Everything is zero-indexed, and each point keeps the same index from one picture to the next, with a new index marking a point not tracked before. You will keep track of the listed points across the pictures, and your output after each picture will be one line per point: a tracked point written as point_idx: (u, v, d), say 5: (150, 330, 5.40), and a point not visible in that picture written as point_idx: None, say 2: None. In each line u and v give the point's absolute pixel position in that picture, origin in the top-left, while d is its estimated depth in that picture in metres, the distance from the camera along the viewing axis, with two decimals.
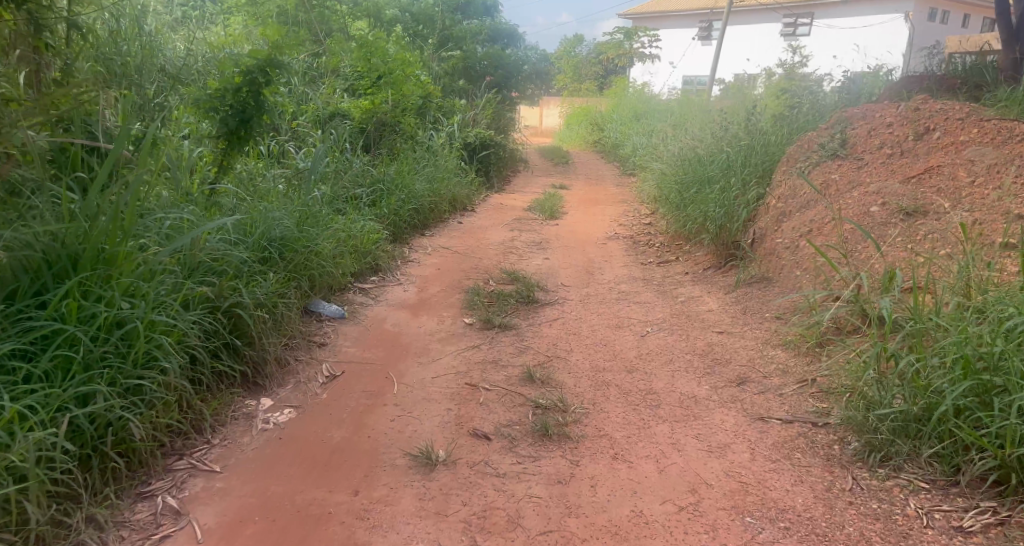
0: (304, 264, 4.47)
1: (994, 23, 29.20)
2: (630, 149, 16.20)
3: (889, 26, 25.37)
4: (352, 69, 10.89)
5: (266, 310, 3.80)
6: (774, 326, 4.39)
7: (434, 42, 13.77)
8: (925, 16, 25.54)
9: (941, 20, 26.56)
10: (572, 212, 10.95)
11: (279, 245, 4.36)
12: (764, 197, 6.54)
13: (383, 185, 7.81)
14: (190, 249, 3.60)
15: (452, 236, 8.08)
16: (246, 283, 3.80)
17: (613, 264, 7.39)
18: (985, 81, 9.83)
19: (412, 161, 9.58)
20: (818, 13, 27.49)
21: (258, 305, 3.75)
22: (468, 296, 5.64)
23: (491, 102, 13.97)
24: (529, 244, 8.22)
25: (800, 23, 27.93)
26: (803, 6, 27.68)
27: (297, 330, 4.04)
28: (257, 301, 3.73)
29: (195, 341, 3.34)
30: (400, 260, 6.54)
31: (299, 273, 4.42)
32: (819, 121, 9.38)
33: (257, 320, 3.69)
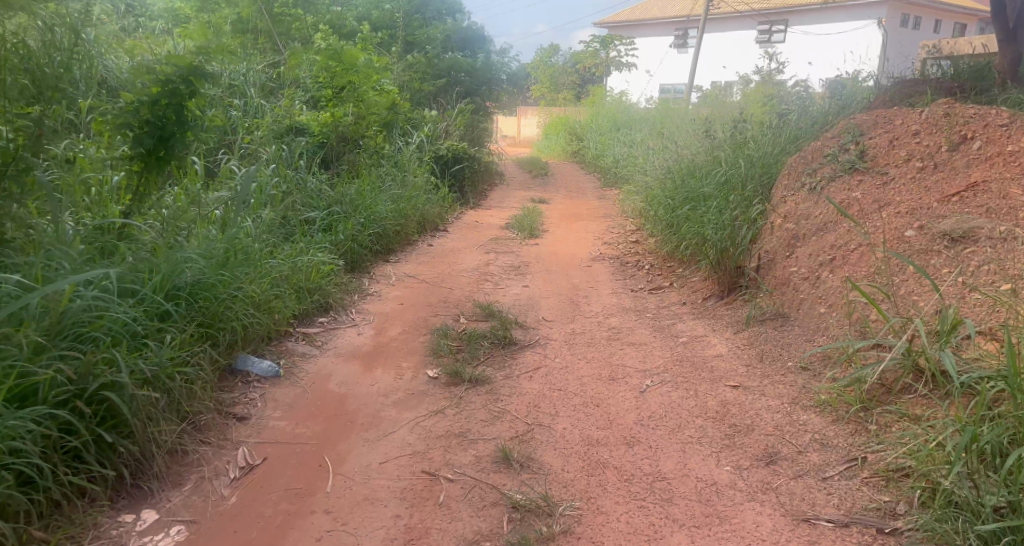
0: (227, 313, 3.67)
1: (967, 28, 29.02)
2: (611, 160, 15.47)
3: (864, 32, 25.05)
4: (311, 78, 10.07)
5: (156, 387, 3.04)
6: (800, 380, 3.62)
7: (401, 51, 13.02)
8: (899, 21, 25.26)
9: (916, 26, 26.28)
10: (552, 229, 10.21)
11: (191, 292, 3.56)
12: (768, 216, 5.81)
13: (341, 207, 7.00)
14: (39, 319, 2.86)
15: (420, 263, 7.27)
16: (130, 353, 3.04)
17: (600, 292, 6.62)
18: (981, 85, 9.24)
19: (377, 179, 8.77)
20: (793, 20, 27.10)
21: (143, 380, 3.00)
22: (434, 339, 4.83)
23: (463, 113, 13.19)
24: (507, 269, 7.42)
25: (775, 30, 27.50)
26: (778, 13, 27.30)
27: (206, 406, 3.27)
28: (140, 378, 2.97)
29: (27, 448, 2.58)
30: (358, 295, 5.72)
31: (218, 327, 3.62)
32: (814, 129, 8.71)
33: (140, 403, 2.92)
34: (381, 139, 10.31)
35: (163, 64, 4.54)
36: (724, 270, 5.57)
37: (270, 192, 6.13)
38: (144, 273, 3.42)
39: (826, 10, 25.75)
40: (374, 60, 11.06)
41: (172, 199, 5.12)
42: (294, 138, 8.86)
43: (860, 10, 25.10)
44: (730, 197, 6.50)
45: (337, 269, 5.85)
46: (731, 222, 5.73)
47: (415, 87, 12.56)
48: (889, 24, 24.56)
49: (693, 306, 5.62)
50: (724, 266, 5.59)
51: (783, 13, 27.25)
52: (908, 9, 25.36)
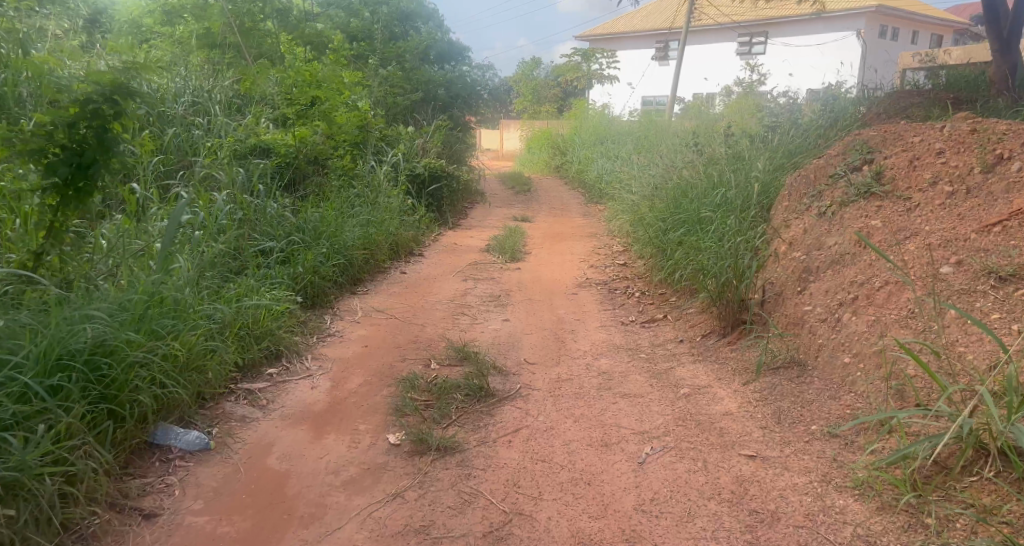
0: (136, 382, 3.12)
1: (945, 40, 28.93)
2: (595, 175, 14.97)
3: (842, 44, 24.86)
4: (277, 95, 9.47)
5: (11, 496, 2.54)
6: (829, 450, 3.06)
7: (375, 63, 12.43)
8: (878, 33, 25.09)
9: (893, 38, 26.12)
10: (535, 250, 9.63)
11: (87, 359, 3.02)
12: (772, 244, 5.28)
13: (302, 235, 6.39)
14: None
15: (390, 295, 6.66)
16: None
17: (587, 325, 6.03)
18: (976, 96, 8.85)
19: (346, 202, 8.18)
20: (772, 32, 26.87)
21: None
22: (399, 393, 4.23)
23: (440, 129, 12.63)
24: (486, 299, 6.83)
25: (756, 41, 27.28)
26: (758, 25, 27.07)
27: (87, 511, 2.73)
28: None
29: None
30: (315, 339, 5.11)
31: (123, 400, 3.07)
32: (809, 142, 8.21)
33: None
34: (351, 158, 9.74)
35: (83, 80, 3.92)
36: (725, 304, 4.94)
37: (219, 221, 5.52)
38: (25, 340, 2.92)
39: (806, 21, 25.55)
40: (345, 74, 10.49)
41: (104, 237, 4.52)
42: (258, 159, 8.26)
43: (841, 21, 24.93)
44: (728, 219, 5.94)
45: (292, 308, 5.25)
46: (733, 249, 5.11)
47: (389, 102, 12.00)
48: (868, 36, 24.42)
49: (692, 346, 5.00)
50: (727, 301, 4.95)
51: (762, 25, 26.97)
52: (886, 20, 25.20)
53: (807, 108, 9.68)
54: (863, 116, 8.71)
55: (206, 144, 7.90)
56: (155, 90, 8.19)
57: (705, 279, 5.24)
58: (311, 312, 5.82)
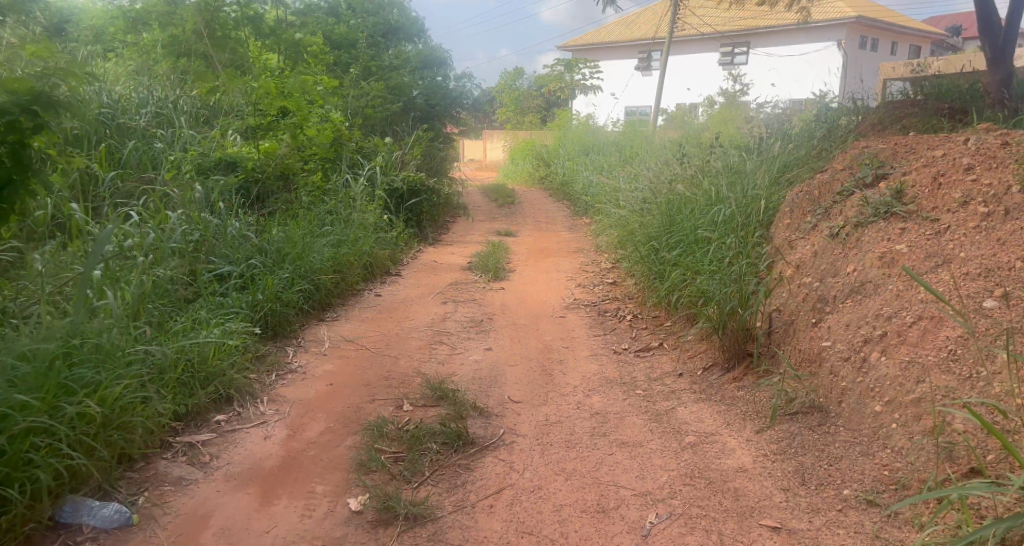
0: (27, 455, 2.78)
1: (927, 50, 28.76)
2: (580, 188, 14.51)
3: (824, 55, 24.63)
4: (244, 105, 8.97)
5: None
6: (868, 523, 2.72)
7: (354, 71, 11.89)
8: (860, 44, 24.87)
9: (875, 49, 25.91)
10: (519, 268, 9.16)
11: None
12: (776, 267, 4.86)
13: (263, 259, 5.90)
14: None
15: (362, 322, 6.15)
16: None
17: (577, 353, 5.54)
18: (973, 105, 8.43)
19: (316, 220, 7.67)
20: (754, 42, 26.62)
21: None
22: (365, 444, 3.73)
23: (419, 141, 12.14)
24: (466, 324, 6.34)
25: (738, 51, 27.06)
26: (741, 35, 26.83)
27: None
28: None
29: None
30: (273, 378, 4.59)
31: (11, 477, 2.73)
32: (805, 153, 7.78)
33: None
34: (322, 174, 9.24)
35: None
36: (730, 335, 4.47)
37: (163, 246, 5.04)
38: None
39: (789, 32, 25.33)
40: (319, 84, 9.99)
41: (33, 267, 4.04)
42: (224, 174, 7.76)
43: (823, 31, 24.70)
44: (726, 238, 5.50)
45: (249, 341, 4.74)
46: (736, 272, 4.65)
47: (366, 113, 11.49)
48: (849, 46, 24.23)
49: (694, 381, 4.52)
50: (731, 330, 4.47)
51: (745, 36, 26.71)
52: (868, 31, 25.00)
53: (798, 119, 9.28)
54: (859, 125, 8.31)
55: (167, 159, 7.40)
56: (115, 101, 7.68)
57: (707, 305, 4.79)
58: (273, 344, 5.30)
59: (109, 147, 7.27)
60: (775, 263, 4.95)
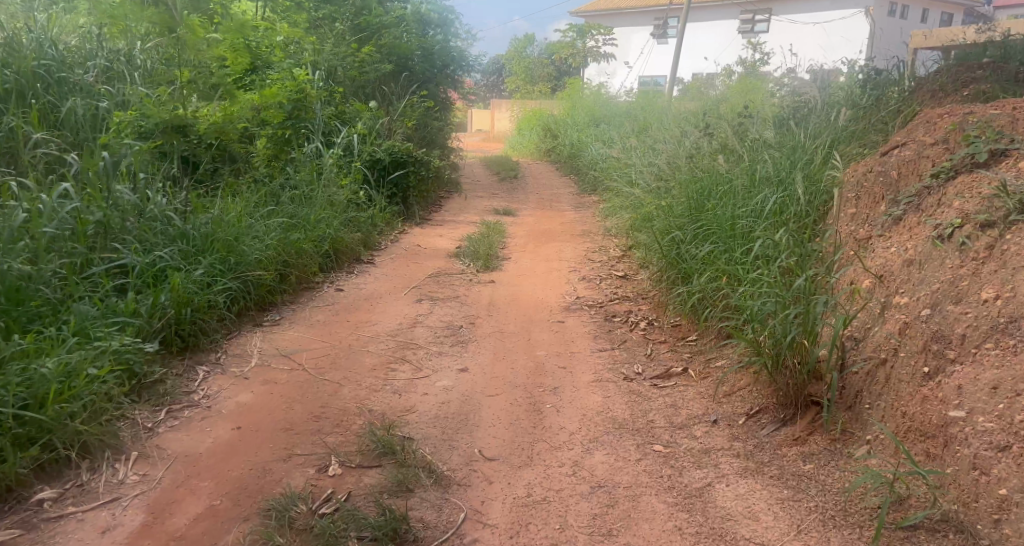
0: None
1: (961, 18, 26.88)
2: (588, 163, 13.19)
3: (850, 22, 22.98)
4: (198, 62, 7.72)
5: None
6: None
7: (344, 27, 10.54)
8: (887, 10, 23.18)
9: (903, 16, 24.17)
10: (515, 254, 7.94)
11: None
12: (845, 276, 3.64)
13: (179, 250, 4.68)
14: None
15: (310, 330, 4.91)
16: None
17: (576, 379, 4.28)
18: None
19: (267, 202, 6.42)
20: (776, 8, 24.97)
21: None
22: (251, 544, 2.60)
23: (411, 108, 10.85)
24: (441, 331, 5.12)
25: (759, 19, 25.45)
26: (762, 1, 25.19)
27: None
28: None
29: None
30: (145, 420, 3.31)
31: None
32: (853, 123, 6.49)
33: None
34: (290, 140, 7.87)
35: None
36: (788, 377, 3.20)
37: (25, 243, 3.99)
38: None
39: None
40: (275, 33, 8.67)
41: None
42: (167, 140, 6.43)
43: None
44: (777, 233, 4.23)
45: (136, 364, 3.58)
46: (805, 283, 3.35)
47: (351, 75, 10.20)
48: (877, 13, 22.68)
49: (735, 435, 3.26)
50: (792, 370, 3.20)
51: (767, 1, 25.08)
52: None
53: (839, 85, 7.97)
54: (915, 90, 7.00)
55: (97, 124, 6.26)
56: (57, 52, 6.52)
57: (756, 326, 3.49)
58: (179, 362, 4.08)
59: (42, 107, 6.01)
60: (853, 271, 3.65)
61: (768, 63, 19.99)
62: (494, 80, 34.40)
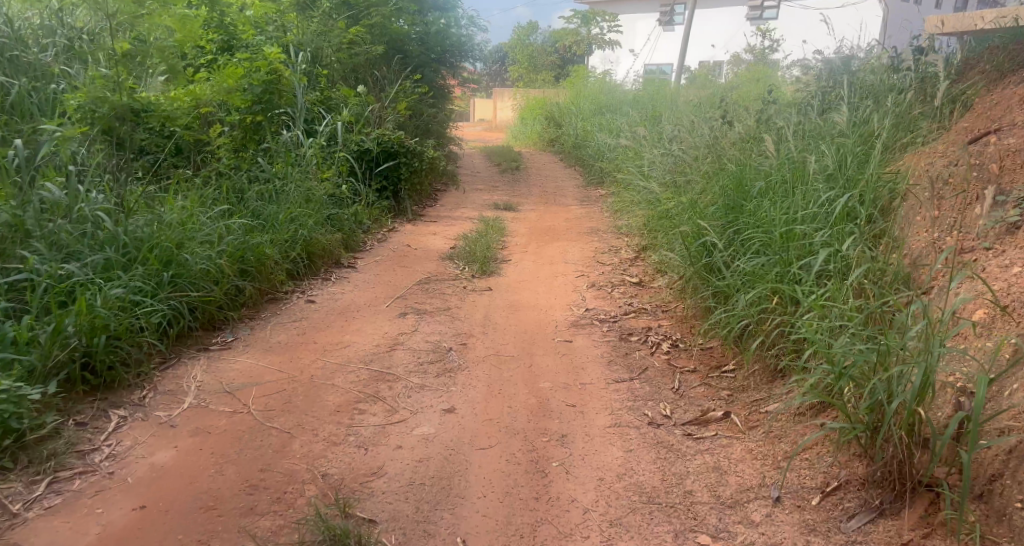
0: None
1: None
2: (595, 154, 12.26)
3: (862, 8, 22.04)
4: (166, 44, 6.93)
5: None
6: None
7: (331, 5, 9.66)
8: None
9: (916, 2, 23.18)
10: (516, 255, 7.09)
11: None
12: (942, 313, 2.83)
13: (107, 260, 3.78)
14: None
15: (268, 355, 4.06)
16: None
17: (589, 425, 3.43)
18: None
19: (228, 201, 5.53)
20: None
21: None
22: None
23: (404, 93, 9.98)
24: (425, 356, 4.28)
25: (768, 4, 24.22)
26: None
27: None
28: None
29: None
30: (12, 500, 2.60)
31: None
32: (903, 109, 5.65)
33: None
34: (267, 122, 6.89)
35: None
36: (894, 451, 2.54)
37: None
38: None
39: None
40: (250, 9, 7.78)
41: None
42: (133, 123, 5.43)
43: None
44: (846, 247, 3.40)
45: (16, 415, 2.76)
46: (928, 320, 2.59)
47: (339, 57, 9.34)
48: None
49: (809, 526, 2.59)
50: (899, 442, 2.53)
51: None
52: None
53: (878, 66, 7.07)
54: (969, 67, 6.12)
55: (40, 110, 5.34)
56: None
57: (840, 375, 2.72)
58: (87, 406, 3.19)
59: None
60: (965, 310, 2.92)
61: (778, 50, 18.99)
62: (497, 68, 33.44)
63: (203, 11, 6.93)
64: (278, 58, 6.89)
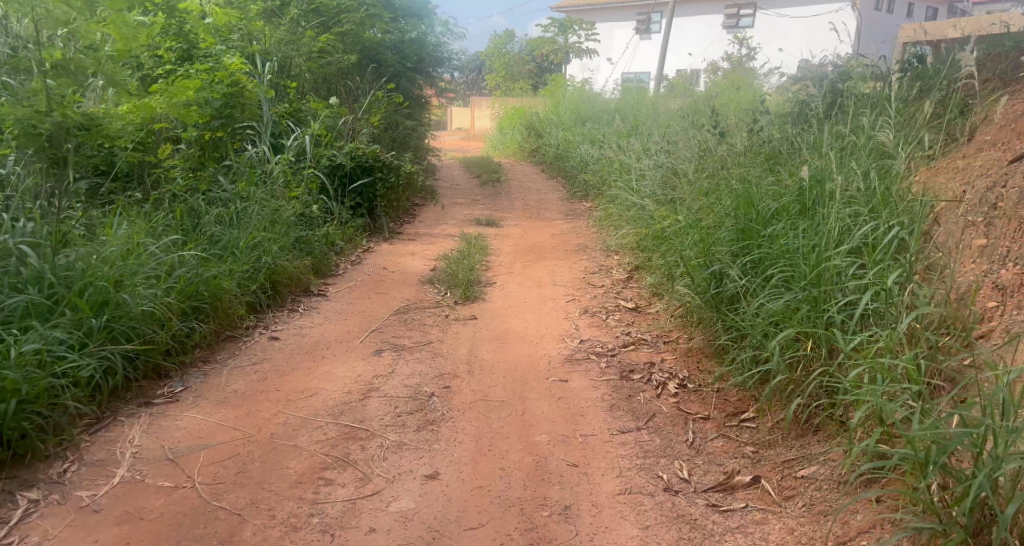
0: None
1: (948, 14, 25.88)
2: (578, 165, 11.81)
3: (835, 17, 21.95)
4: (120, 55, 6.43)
5: None
6: None
7: (301, 13, 9.15)
8: (872, 5, 22.12)
9: (889, 11, 23.12)
10: (500, 277, 6.60)
11: None
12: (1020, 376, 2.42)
13: (25, 309, 3.25)
14: None
15: (219, 409, 3.52)
16: None
17: (595, 492, 2.94)
18: None
19: (180, 229, 4.97)
20: (761, 4, 23.85)
21: None
22: None
23: (379, 104, 9.47)
24: (403, 404, 3.77)
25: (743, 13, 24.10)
26: None
27: None
28: None
29: None
30: None
31: None
32: (919, 121, 5.24)
33: None
34: (227, 138, 6.32)
35: None
36: None
37: None
38: None
39: None
40: (211, 17, 7.25)
41: None
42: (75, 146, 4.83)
43: None
44: (893, 289, 2.93)
45: None
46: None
47: (309, 67, 8.81)
48: (863, 8, 21.67)
49: None
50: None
51: None
52: None
53: (878, 73, 6.69)
54: (975, 74, 5.77)
55: None
56: None
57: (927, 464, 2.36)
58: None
59: None
60: None
61: (756, 59, 18.79)
62: (473, 78, 33.03)
63: (161, 19, 6.43)
64: (240, 69, 6.35)
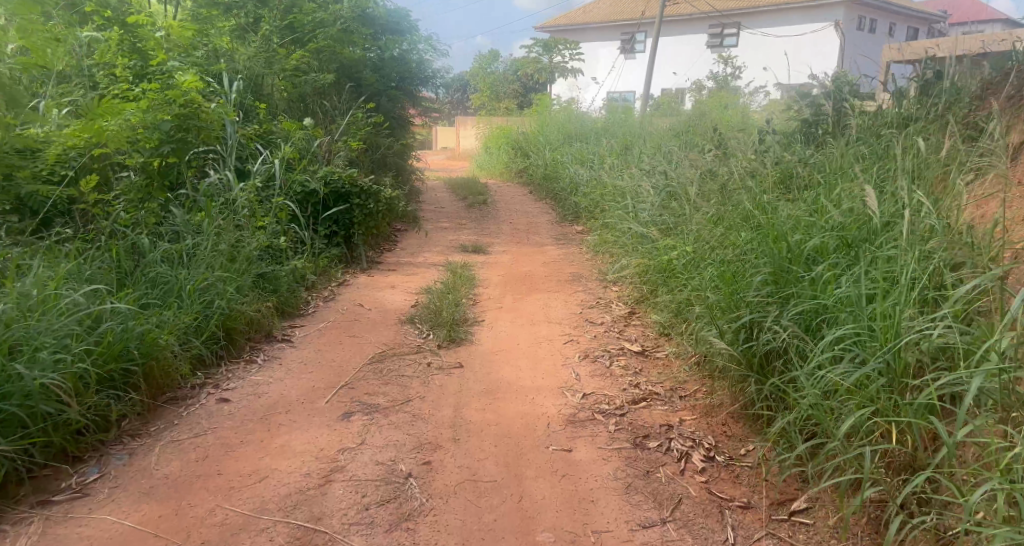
0: None
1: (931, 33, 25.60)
2: (568, 187, 11.16)
3: (819, 36, 21.57)
4: (69, 72, 5.74)
5: None
6: None
7: (273, 28, 8.50)
8: (854, 25, 21.74)
9: (871, 30, 22.79)
10: (489, 314, 5.91)
11: None
12: None
13: None
14: None
15: (138, 505, 2.90)
16: None
17: None
18: None
19: (114, 272, 4.25)
20: (745, 23, 23.44)
21: None
22: None
23: (357, 123, 8.79)
24: (372, 491, 3.08)
25: (728, 32, 23.71)
26: (730, 15, 23.67)
27: None
28: None
29: None
30: None
31: None
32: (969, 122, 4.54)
33: None
34: (181, 161, 5.55)
35: None
36: None
37: None
38: None
39: (783, 11, 22.30)
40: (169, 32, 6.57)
41: None
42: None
43: (820, 10, 21.63)
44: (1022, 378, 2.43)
45: None
46: None
47: (280, 86, 8.15)
48: (847, 27, 21.30)
49: None
50: None
51: (735, 15, 23.51)
52: (865, 11, 22.02)
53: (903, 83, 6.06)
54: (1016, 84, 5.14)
55: None
56: None
57: None
58: None
59: None
60: None
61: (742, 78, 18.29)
62: (458, 98, 32.44)
63: (115, 33, 5.76)
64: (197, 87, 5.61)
